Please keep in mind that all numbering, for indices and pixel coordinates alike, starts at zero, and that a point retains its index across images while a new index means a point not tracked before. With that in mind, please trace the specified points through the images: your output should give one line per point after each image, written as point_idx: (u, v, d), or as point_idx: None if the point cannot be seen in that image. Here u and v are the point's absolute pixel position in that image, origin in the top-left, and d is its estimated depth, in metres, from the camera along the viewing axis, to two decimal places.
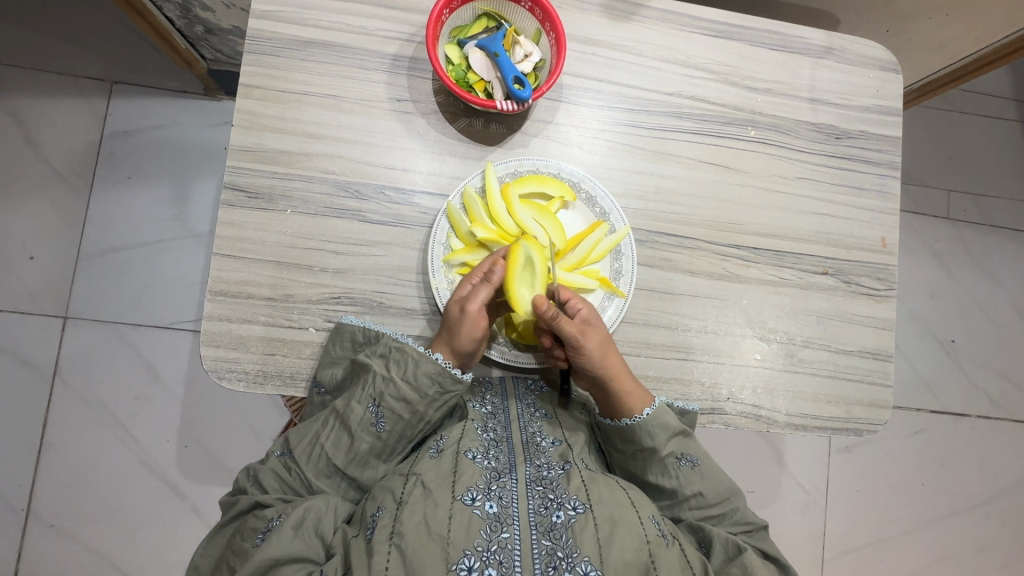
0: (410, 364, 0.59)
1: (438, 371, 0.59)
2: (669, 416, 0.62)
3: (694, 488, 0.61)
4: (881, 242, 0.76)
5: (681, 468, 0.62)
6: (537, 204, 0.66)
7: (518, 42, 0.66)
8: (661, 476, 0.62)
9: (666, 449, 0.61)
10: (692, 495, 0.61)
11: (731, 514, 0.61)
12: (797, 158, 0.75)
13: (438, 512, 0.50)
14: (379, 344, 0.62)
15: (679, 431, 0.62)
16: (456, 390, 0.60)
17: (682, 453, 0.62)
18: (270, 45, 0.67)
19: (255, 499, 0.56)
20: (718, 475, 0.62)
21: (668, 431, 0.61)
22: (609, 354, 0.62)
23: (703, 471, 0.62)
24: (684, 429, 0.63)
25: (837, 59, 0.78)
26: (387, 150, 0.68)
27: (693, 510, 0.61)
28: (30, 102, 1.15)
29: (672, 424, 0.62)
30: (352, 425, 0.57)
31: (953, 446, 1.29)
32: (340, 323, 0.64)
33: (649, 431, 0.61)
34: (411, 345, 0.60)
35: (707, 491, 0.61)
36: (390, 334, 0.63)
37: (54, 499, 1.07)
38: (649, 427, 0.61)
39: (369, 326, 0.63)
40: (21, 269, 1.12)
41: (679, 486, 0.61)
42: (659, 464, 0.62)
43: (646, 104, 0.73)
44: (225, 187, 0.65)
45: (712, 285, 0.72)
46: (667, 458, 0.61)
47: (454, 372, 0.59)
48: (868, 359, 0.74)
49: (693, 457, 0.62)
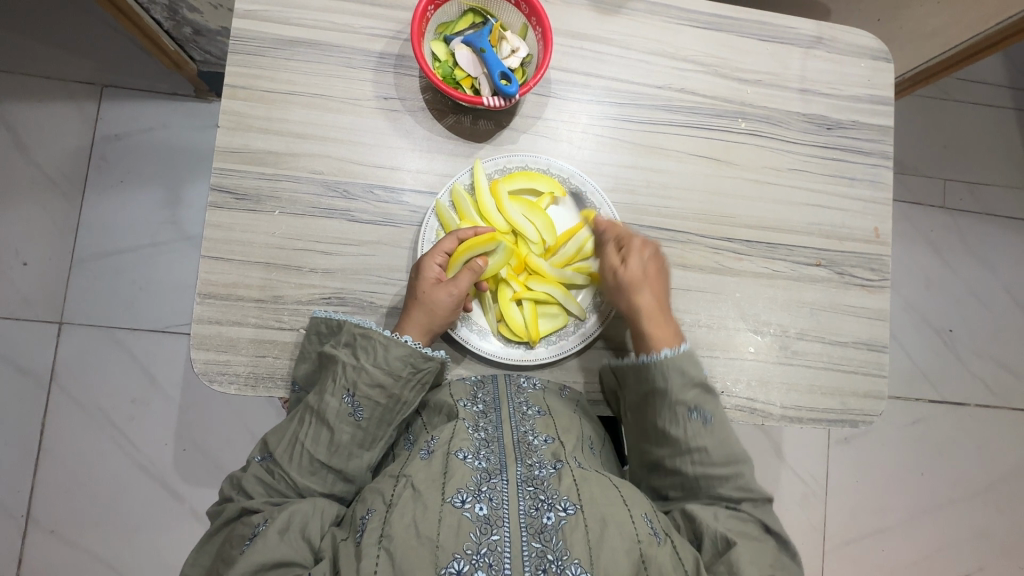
0: (379, 350, 0.59)
1: (408, 353, 0.59)
2: (690, 363, 0.61)
3: (701, 442, 0.59)
4: (874, 232, 0.76)
5: (692, 420, 0.60)
6: (526, 201, 0.67)
7: (505, 38, 0.65)
8: (669, 423, 0.61)
9: (680, 395, 0.60)
10: (697, 450, 0.59)
11: (734, 479, 0.59)
12: (788, 149, 0.75)
13: (427, 515, 0.50)
14: (342, 333, 0.61)
15: (699, 382, 0.61)
16: (429, 367, 0.60)
17: (696, 406, 0.60)
18: (255, 45, 0.67)
19: (241, 506, 0.55)
20: (730, 437, 0.61)
21: (686, 378, 0.61)
22: (627, 296, 0.64)
23: (715, 431, 0.60)
24: (704, 383, 0.61)
25: (827, 49, 0.77)
26: (375, 149, 0.68)
27: (695, 465, 0.59)
28: (21, 107, 1.14)
29: (691, 373, 0.61)
30: (329, 418, 0.57)
31: (950, 434, 1.29)
32: (308, 318, 0.63)
33: (664, 372, 0.61)
34: (377, 330, 0.60)
35: (714, 449, 0.59)
36: (352, 320, 0.62)
37: (53, 504, 1.07)
38: (665, 366, 0.61)
39: (331, 316, 0.62)
40: (15, 275, 1.11)
41: (687, 438, 0.60)
42: (671, 410, 0.61)
43: (635, 98, 0.72)
44: (213, 188, 0.65)
45: (705, 279, 0.72)
46: (679, 405, 0.60)
47: (424, 351, 0.59)
48: (863, 350, 0.74)
49: (708, 414, 0.61)
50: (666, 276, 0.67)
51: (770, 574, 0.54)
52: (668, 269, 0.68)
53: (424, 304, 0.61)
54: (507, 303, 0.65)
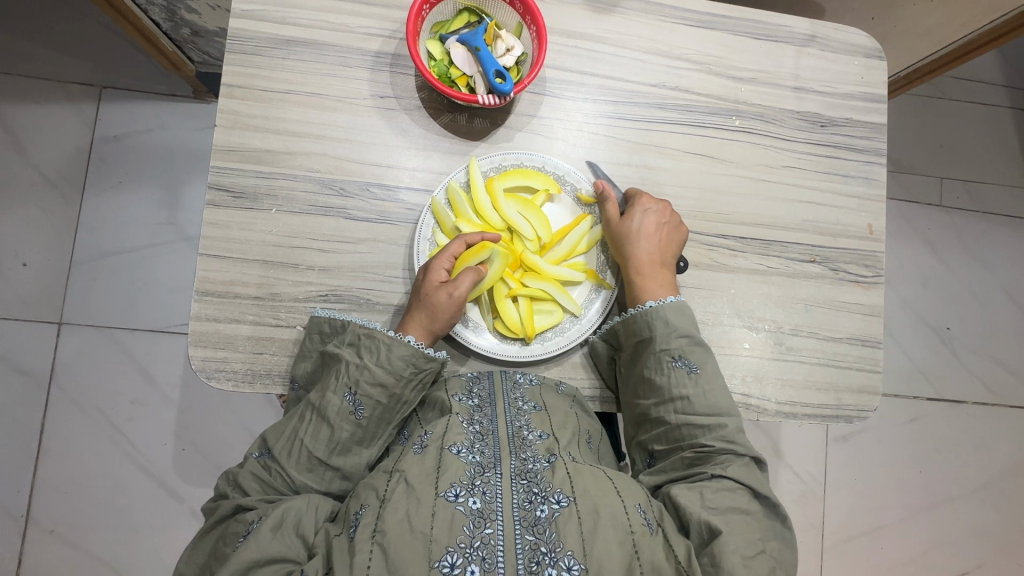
0: (383, 349, 0.59)
1: (411, 353, 0.59)
2: (675, 314, 0.65)
3: (683, 391, 0.62)
4: (868, 229, 0.76)
5: (675, 367, 0.63)
6: (522, 198, 0.67)
7: (500, 36, 0.65)
8: (653, 371, 0.64)
9: (665, 344, 0.64)
10: (680, 398, 0.62)
11: (717, 430, 0.61)
12: (782, 147, 0.76)
13: (421, 509, 0.50)
14: (346, 333, 0.61)
15: (685, 333, 0.64)
16: (430, 368, 0.61)
17: (682, 356, 0.63)
18: (251, 45, 0.67)
19: (236, 503, 0.56)
20: (714, 388, 0.63)
21: (670, 328, 0.64)
22: (622, 250, 0.67)
23: (699, 379, 0.63)
24: (692, 336, 0.64)
25: (820, 47, 0.78)
26: (372, 148, 0.68)
27: (678, 413, 0.62)
28: (20, 109, 1.15)
29: (675, 322, 0.64)
30: (329, 416, 0.57)
31: (947, 432, 1.30)
32: (311, 315, 0.64)
33: (650, 322, 0.65)
34: (381, 330, 0.61)
35: (697, 398, 0.62)
36: (356, 321, 0.63)
37: (53, 504, 1.08)
38: (648, 317, 0.65)
39: (335, 316, 0.63)
40: (14, 276, 1.12)
41: (669, 385, 0.63)
42: (655, 360, 0.64)
43: (629, 96, 0.73)
44: (211, 187, 0.65)
45: (699, 276, 0.72)
46: (664, 354, 0.64)
47: (428, 352, 0.60)
48: (857, 346, 0.74)
49: (693, 363, 0.63)
50: (677, 233, 0.68)
51: (759, 549, 0.54)
52: (678, 226, 0.68)
53: (426, 305, 0.61)
54: (504, 299, 0.66)
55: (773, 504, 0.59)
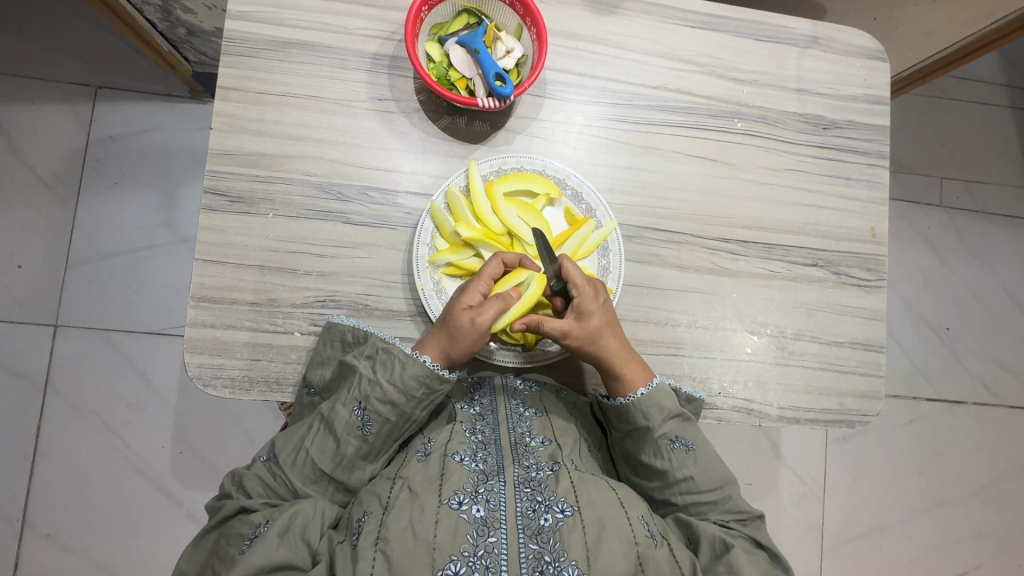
0: (397, 366, 0.58)
1: (425, 373, 0.58)
2: (665, 397, 0.61)
3: (686, 471, 0.60)
4: (870, 232, 0.76)
5: (675, 450, 0.60)
6: (522, 202, 0.66)
7: (500, 39, 0.65)
8: (653, 457, 0.61)
9: (662, 430, 0.61)
10: (685, 479, 0.60)
11: (723, 503, 0.60)
12: (785, 150, 0.75)
13: (424, 517, 0.50)
14: (365, 345, 0.61)
15: (675, 412, 0.62)
16: (443, 389, 0.59)
17: (677, 437, 0.61)
18: (247, 46, 0.66)
19: (240, 504, 0.55)
20: (714, 461, 0.61)
21: (664, 412, 0.61)
22: (594, 345, 0.61)
23: (698, 456, 0.61)
24: (681, 413, 0.62)
25: (823, 48, 0.77)
26: (370, 151, 0.67)
27: (684, 495, 0.60)
28: (14, 110, 1.13)
29: (667, 405, 0.61)
30: (338, 429, 0.57)
31: (948, 434, 1.29)
32: (330, 321, 0.63)
33: (644, 411, 0.61)
34: (399, 346, 0.60)
35: (700, 477, 0.60)
36: (379, 334, 0.63)
37: (49, 509, 1.07)
38: (642, 406, 0.61)
39: (358, 326, 0.63)
40: (10, 278, 1.11)
41: (671, 470, 0.60)
42: (653, 446, 0.61)
43: (630, 98, 0.72)
44: (207, 191, 0.65)
45: (701, 280, 0.71)
46: (661, 439, 0.61)
47: (440, 372, 0.58)
48: (860, 350, 0.73)
49: (689, 440, 0.61)
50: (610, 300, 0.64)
51: None
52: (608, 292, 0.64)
53: (446, 325, 0.59)
54: None
55: (777, 554, 0.59)
